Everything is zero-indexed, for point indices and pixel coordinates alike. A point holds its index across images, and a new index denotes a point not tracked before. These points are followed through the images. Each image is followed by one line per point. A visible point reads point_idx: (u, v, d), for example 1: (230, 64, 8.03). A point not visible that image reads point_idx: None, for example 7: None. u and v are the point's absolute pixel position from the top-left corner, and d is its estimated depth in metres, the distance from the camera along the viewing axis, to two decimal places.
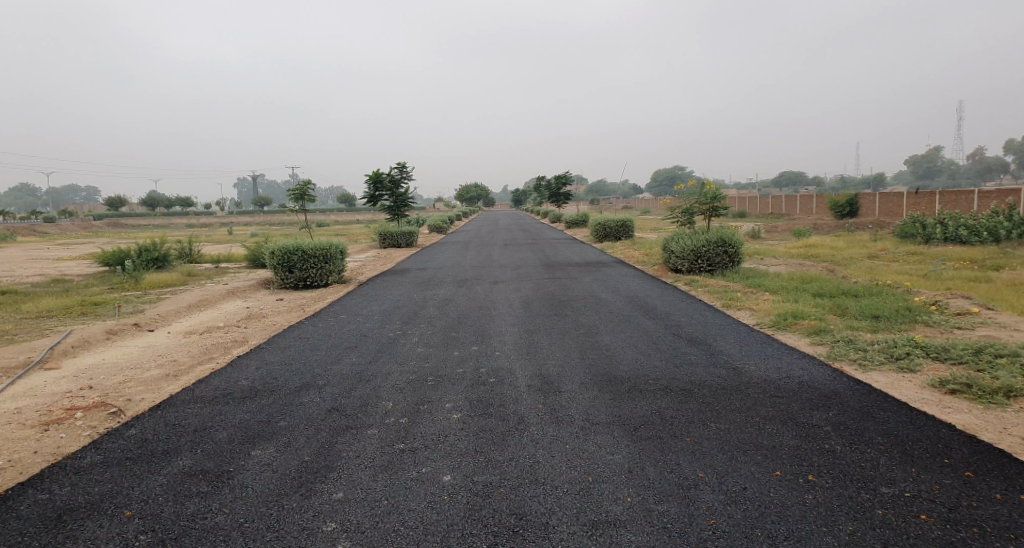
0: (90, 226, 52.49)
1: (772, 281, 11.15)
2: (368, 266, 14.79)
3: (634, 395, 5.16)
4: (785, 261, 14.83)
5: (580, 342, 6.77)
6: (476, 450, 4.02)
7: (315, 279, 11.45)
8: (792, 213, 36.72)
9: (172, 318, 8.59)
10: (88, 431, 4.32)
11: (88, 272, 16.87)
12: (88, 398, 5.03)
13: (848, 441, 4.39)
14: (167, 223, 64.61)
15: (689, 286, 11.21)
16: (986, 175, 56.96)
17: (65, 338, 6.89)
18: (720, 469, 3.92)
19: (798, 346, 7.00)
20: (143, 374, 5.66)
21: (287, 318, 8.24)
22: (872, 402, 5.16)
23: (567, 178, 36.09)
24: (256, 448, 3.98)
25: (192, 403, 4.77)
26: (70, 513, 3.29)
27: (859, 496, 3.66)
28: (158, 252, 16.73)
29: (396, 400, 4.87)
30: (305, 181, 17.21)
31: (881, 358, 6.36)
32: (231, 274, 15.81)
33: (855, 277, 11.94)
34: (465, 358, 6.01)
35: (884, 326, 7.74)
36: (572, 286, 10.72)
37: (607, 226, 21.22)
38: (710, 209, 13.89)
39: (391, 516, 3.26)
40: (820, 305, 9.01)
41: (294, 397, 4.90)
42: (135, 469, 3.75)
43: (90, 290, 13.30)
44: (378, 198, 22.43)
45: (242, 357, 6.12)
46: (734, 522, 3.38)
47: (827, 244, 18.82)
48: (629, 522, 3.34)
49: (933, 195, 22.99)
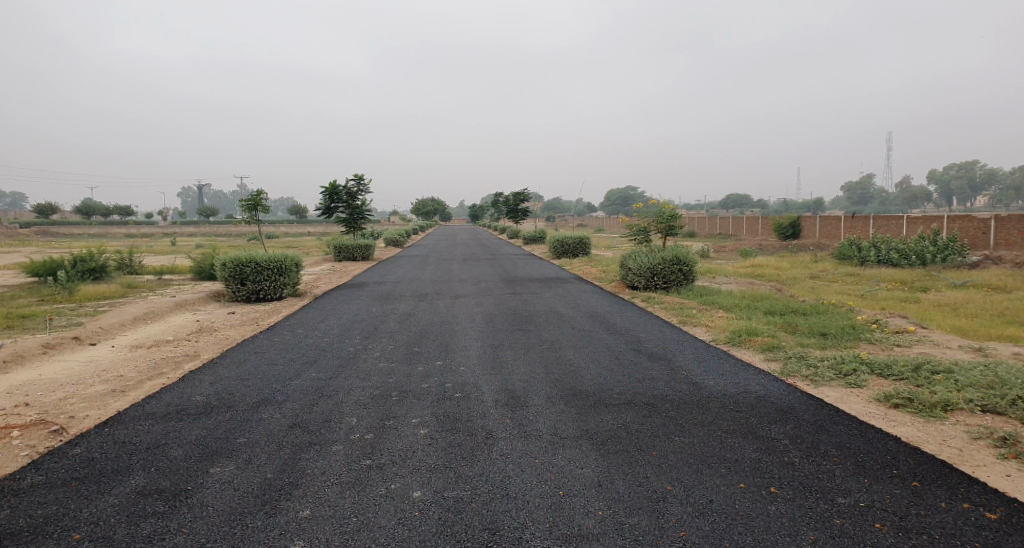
0: (17, 234, 49.63)
1: (724, 299, 11.48)
2: (323, 279, 14.50)
3: (599, 409, 5.21)
4: (735, 280, 15.31)
5: (544, 357, 6.81)
6: (445, 465, 3.97)
7: (268, 292, 11.12)
8: (739, 234, 37.94)
9: (115, 331, 8.18)
10: (27, 450, 4.05)
11: (18, 283, 15.94)
12: (25, 415, 4.72)
13: (805, 453, 4.54)
14: (104, 232, 61.86)
15: (645, 302, 11.44)
16: (914, 203, 60.43)
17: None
18: (687, 482, 3.99)
19: (753, 361, 7.22)
20: (85, 390, 5.35)
21: (240, 331, 7.97)
22: (824, 416, 5.37)
23: (523, 195, 36.37)
24: (214, 465, 3.82)
25: (144, 420, 4.55)
26: (12, 537, 3.08)
27: (819, 507, 3.78)
28: (94, 263, 15.94)
29: (360, 415, 4.77)
30: (257, 191, 16.78)
31: (830, 374, 6.61)
32: (176, 286, 15.21)
33: (800, 296, 12.43)
34: (429, 373, 5.94)
35: (831, 343, 8.07)
36: (532, 301, 10.77)
37: (564, 243, 21.44)
38: (666, 228, 14.24)
39: (361, 534, 3.18)
40: (771, 322, 9.33)
41: (252, 412, 4.74)
42: (83, 489, 3.53)
43: (21, 301, 12.56)
44: (334, 210, 22.04)
45: (193, 372, 5.88)
46: (703, 533, 3.44)
47: (772, 264, 19.56)
48: (602, 535, 3.35)
49: (868, 220, 24.17)
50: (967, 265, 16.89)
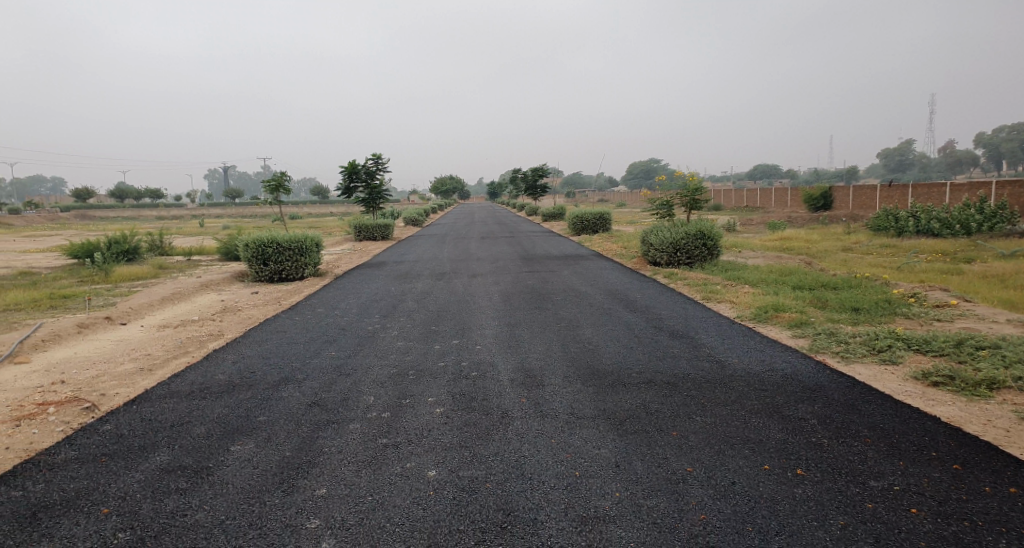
0: (56, 217, 51.02)
1: (750, 274, 11.23)
2: (345, 258, 14.60)
3: (618, 388, 5.13)
4: (762, 254, 14.95)
5: (562, 335, 6.74)
6: (461, 444, 3.94)
7: (290, 271, 11.23)
8: (767, 206, 37.13)
9: (145, 311, 8.31)
10: (62, 426, 4.02)
11: (55, 265, 16.34)
12: (61, 392, 4.71)
13: (834, 434, 4.42)
14: (136, 215, 63.16)
15: (669, 279, 11.24)
16: (957, 168, 58.26)
17: (34, 332, 6.57)
18: (707, 464, 3.91)
19: (781, 338, 7.06)
20: (116, 368, 5.39)
21: (263, 311, 8.06)
22: (856, 395, 5.22)
23: (544, 170, 36.00)
24: (235, 443, 3.80)
25: (170, 398, 4.53)
26: (45, 511, 3.05)
27: (850, 491, 3.67)
28: (128, 244, 16.29)
29: (378, 394, 4.76)
30: (279, 171, 16.86)
31: (863, 350, 6.44)
32: (205, 267, 15.45)
33: (832, 269, 12.09)
34: (446, 352, 5.92)
35: (865, 318, 7.85)
36: (551, 279, 10.68)
37: (585, 219, 21.23)
38: (691, 201, 13.94)
39: (376, 513, 3.16)
40: (799, 297, 9.10)
41: (273, 391, 4.76)
42: (112, 465, 3.50)
43: (58, 283, 12.87)
44: (354, 190, 22.08)
45: (218, 350, 5.94)
46: (725, 517, 3.37)
47: (802, 237, 19.09)
48: (618, 518, 3.30)
49: (908, 187, 23.32)
50: (1016, 234, 16.18)
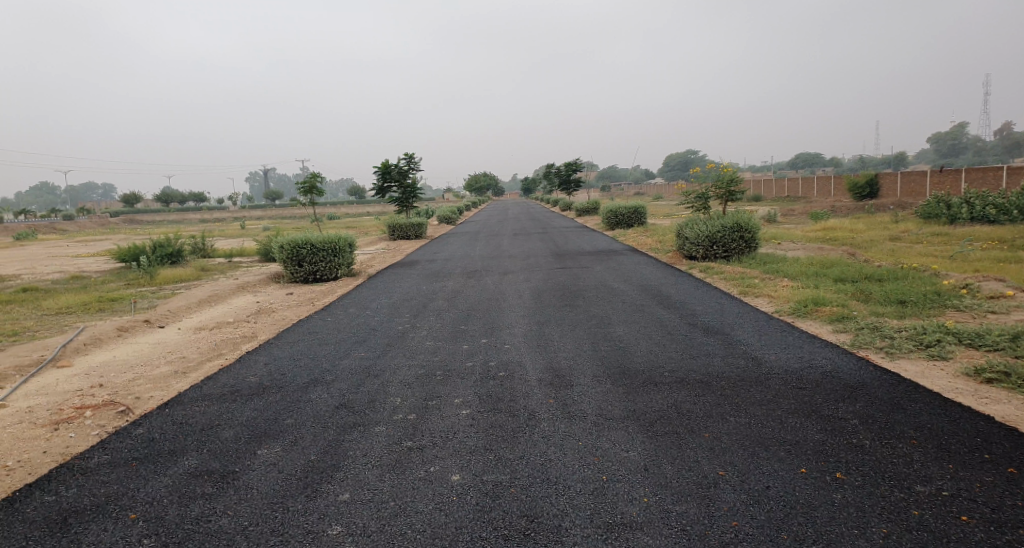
0: (107, 223, 53.03)
1: (790, 267, 10.88)
2: (378, 258, 14.76)
3: (649, 388, 5.01)
4: (803, 246, 14.47)
5: (592, 333, 6.63)
6: (486, 447, 3.89)
7: (324, 272, 11.39)
8: (810, 196, 36.04)
9: (184, 313, 8.53)
10: (97, 430, 4.13)
11: (105, 269, 16.97)
12: (99, 396, 4.85)
13: (877, 435, 4.21)
14: (182, 218, 65.33)
15: (705, 273, 10.98)
16: (1015, 151, 55.46)
17: (77, 336, 6.79)
18: (741, 467, 3.76)
19: (820, 334, 6.81)
20: (152, 371, 5.52)
21: (297, 312, 8.17)
22: (901, 393, 4.97)
23: (578, 165, 35.68)
24: (261, 447, 3.84)
25: (201, 401, 4.61)
26: (75, 516, 3.12)
27: (893, 497, 3.49)
28: (172, 248, 16.79)
29: (405, 395, 4.76)
30: (312, 173, 17.10)
31: (909, 345, 6.15)
32: (245, 268, 15.82)
33: (877, 260, 11.62)
34: (474, 352, 5.89)
35: (912, 311, 7.50)
36: (582, 275, 10.55)
37: (619, 214, 20.95)
38: (726, 193, 13.59)
39: (398, 519, 3.13)
40: (841, 290, 8.76)
41: (301, 393, 4.79)
42: (141, 469, 3.57)
43: (107, 286, 13.35)
44: (387, 190, 22.26)
45: (250, 352, 6.03)
46: (758, 523, 3.23)
47: (847, 227, 18.43)
48: (646, 524, 3.19)
49: (961, 172, 22.26)
50: None
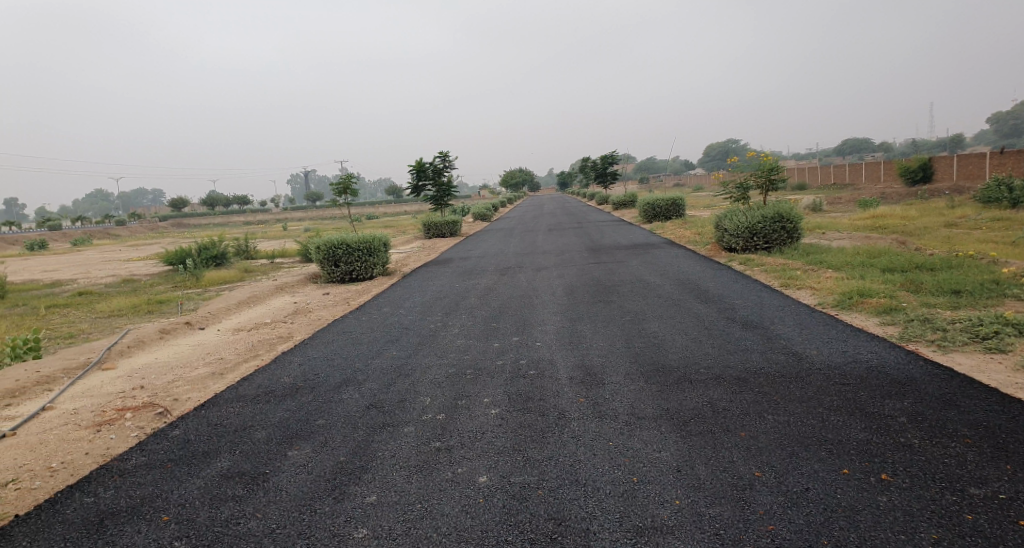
0: (157, 227, 55.00)
1: (834, 257, 10.48)
2: (413, 256, 14.85)
3: (683, 386, 4.87)
4: (850, 235, 13.94)
5: (626, 330, 6.51)
6: (514, 448, 3.84)
7: (360, 272, 11.52)
8: (858, 182, 34.75)
9: (223, 315, 8.75)
10: (136, 431, 4.26)
11: (155, 271, 17.58)
12: (139, 398, 5.00)
13: (926, 434, 3.99)
14: (227, 221, 67.33)
15: (745, 265, 10.67)
16: None
17: (122, 339, 7.02)
18: (779, 468, 3.62)
19: (866, 327, 6.52)
20: (191, 373, 5.66)
21: (332, 312, 8.29)
22: (954, 389, 4.71)
23: (615, 157, 35.22)
24: (292, 448, 3.88)
25: (236, 403, 4.70)
26: (111, 518, 3.21)
27: (943, 500, 3.29)
28: (216, 250, 17.27)
29: (434, 395, 4.75)
30: (348, 173, 17.30)
31: (964, 338, 5.83)
32: (285, 269, 16.15)
33: (929, 248, 11.10)
34: (505, 350, 5.84)
35: (967, 302, 7.12)
36: (617, 270, 10.38)
37: (656, 206, 20.60)
38: (767, 182, 13.18)
39: (424, 522, 3.11)
40: (889, 281, 8.38)
41: (333, 393, 4.84)
42: (176, 471, 3.65)
43: (156, 288, 13.83)
44: (422, 188, 22.39)
45: (286, 353, 6.13)
46: (796, 528, 3.09)
47: (897, 214, 17.69)
48: (677, 528, 3.09)
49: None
50: None
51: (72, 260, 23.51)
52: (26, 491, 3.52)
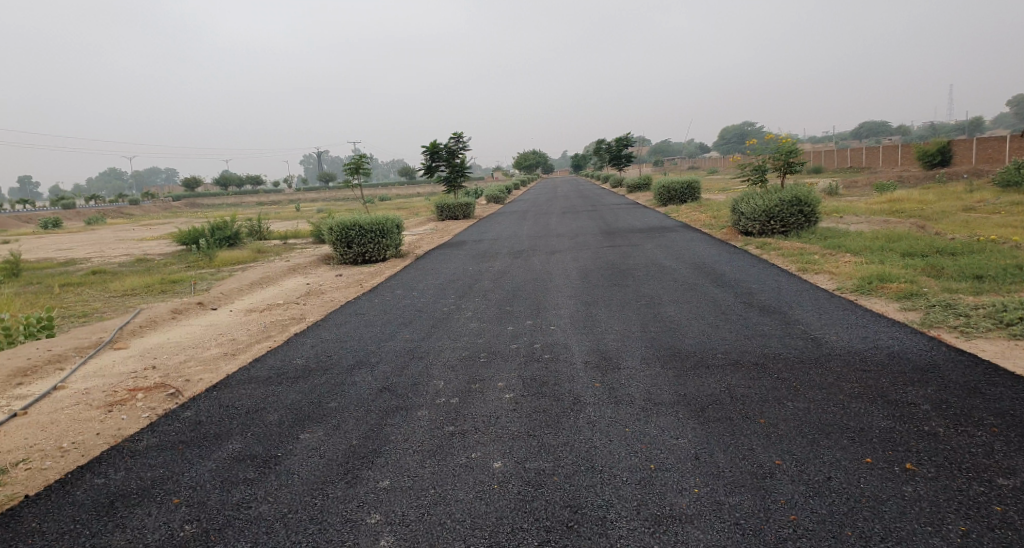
0: (171, 207, 55.34)
1: (853, 241, 10.28)
2: (426, 239, 14.77)
3: (700, 371, 4.78)
4: (867, 218, 13.69)
5: (641, 314, 6.41)
6: (529, 433, 3.78)
7: (373, 253, 11.47)
8: (875, 166, 34.19)
9: (235, 295, 8.73)
10: (147, 412, 4.24)
11: (168, 251, 17.64)
12: (150, 378, 4.99)
13: (952, 421, 3.88)
14: (240, 201, 67.59)
15: (761, 249, 10.50)
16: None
17: (134, 319, 7.03)
18: (800, 456, 3.53)
19: (886, 312, 6.38)
20: (203, 354, 5.65)
21: (344, 293, 8.25)
22: (979, 376, 4.58)
23: (629, 139, 34.82)
24: (305, 431, 3.84)
25: (247, 384, 4.67)
26: (121, 500, 3.19)
27: (970, 490, 3.19)
28: (229, 230, 17.28)
29: (448, 378, 4.69)
30: (360, 154, 17.18)
31: (987, 324, 5.68)
32: (298, 250, 16.14)
33: (949, 233, 10.87)
34: (519, 333, 5.77)
35: (989, 287, 6.96)
36: (632, 253, 10.25)
37: (672, 189, 20.36)
38: (785, 165, 12.92)
39: (437, 508, 3.06)
40: (909, 266, 8.19)
41: (345, 376, 4.79)
42: (187, 453, 3.62)
43: (169, 268, 13.86)
44: (435, 169, 22.22)
45: (298, 334, 6.10)
46: (819, 518, 3.01)
47: (915, 197, 17.38)
48: (696, 518, 3.02)
49: None
50: None
51: (87, 239, 23.63)
52: (35, 472, 3.51)
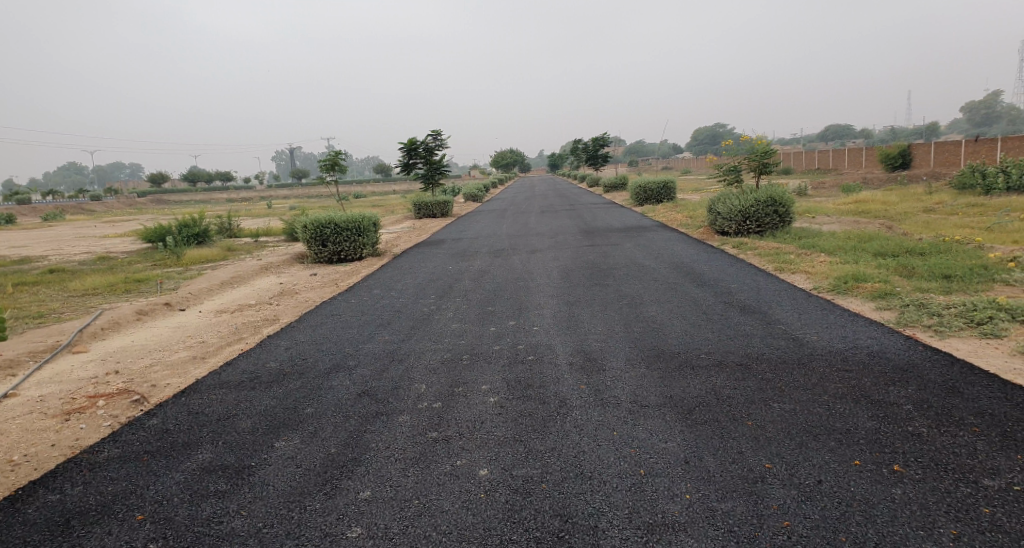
0: (135, 203, 53.71)
1: (827, 241, 10.41)
2: (402, 237, 14.54)
3: (686, 372, 4.73)
4: (837, 218, 13.91)
5: (623, 314, 6.36)
6: (515, 438, 3.67)
7: (348, 252, 11.22)
8: (841, 168, 34.96)
9: (204, 295, 8.43)
10: (109, 420, 4.02)
11: (133, 249, 17.05)
12: (112, 384, 4.75)
13: (935, 422, 3.89)
14: (208, 198, 66.10)
15: (737, 249, 10.56)
16: None
17: (96, 320, 6.72)
18: (789, 459, 3.49)
19: (863, 311, 6.44)
20: (169, 357, 5.40)
21: (319, 293, 8.03)
22: (957, 375, 4.62)
23: (605, 139, 34.93)
24: (280, 439, 3.67)
25: (218, 389, 4.46)
26: (79, 518, 2.99)
27: (959, 492, 3.18)
28: (198, 228, 16.79)
29: (430, 381, 4.56)
30: (335, 150, 16.83)
31: (960, 323, 5.75)
32: (270, 248, 15.75)
33: (916, 233, 11.10)
34: (500, 334, 5.66)
35: (958, 286, 7.08)
36: (611, 253, 10.22)
37: (648, 189, 20.44)
38: (760, 166, 13.03)
39: (422, 520, 2.94)
40: (881, 265, 8.31)
41: (321, 380, 4.62)
42: (153, 465, 3.43)
43: (134, 267, 13.39)
44: (413, 166, 21.93)
45: (271, 336, 5.89)
46: (812, 524, 2.96)
47: (881, 199, 17.79)
48: (689, 525, 2.94)
49: (996, 140, 21.49)
50: None
51: (46, 236, 22.75)
52: None
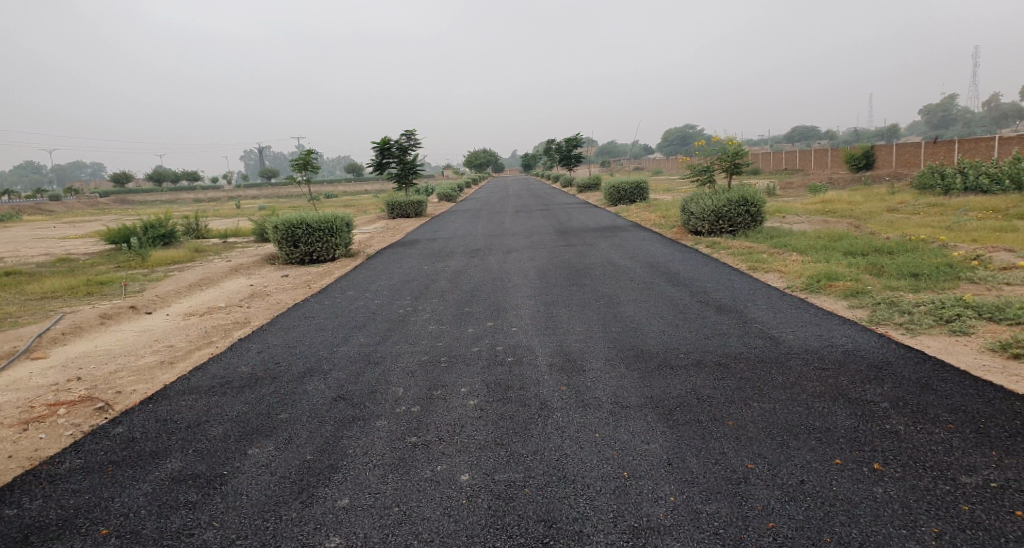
0: (97, 203, 52.15)
1: (797, 240, 10.57)
2: (376, 237, 14.35)
3: (665, 372, 4.72)
4: (806, 218, 14.16)
5: (601, 314, 6.34)
6: (496, 442, 3.61)
7: (321, 253, 11.02)
8: (808, 168, 35.69)
9: (171, 298, 8.17)
10: (71, 429, 3.83)
11: (95, 251, 16.49)
12: (74, 391, 4.54)
13: (911, 419, 3.93)
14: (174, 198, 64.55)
15: (711, 249, 10.65)
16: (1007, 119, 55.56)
17: (56, 325, 6.44)
18: (771, 459, 3.49)
19: (836, 309, 6.52)
20: (135, 362, 5.20)
21: (291, 295, 7.84)
22: (929, 372, 4.69)
23: (579, 139, 35.05)
24: (252, 446, 3.54)
25: (187, 395, 4.30)
26: (39, 534, 2.83)
27: (937, 489, 3.21)
28: (164, 228, 16.32)
29: (408, 385, 4.46)
30: (307, 149, 16.51)
31: (930, 320, 5.87)
32: (239, 249, 15.40)
33: (883, 232, 11.34)
34: (479, 336, 5.58)
35: (926, 284, 7.23)
36: (587, 253, 10.22)
37: (621, 189, 20.54)
38: (732, 166, 13.17)
39: (402, 528, 2.85)
40: (852, 264, 8.46)
41: (296, 384, 4.48)
42: (118, 476, 3.27)
43: (96, 269, 12.93)
44: (385, 165, 21.67)
45: (243, 340, 5.71)
46: (796, 524, 2.96)
47: (847, 199, 18.19)
48: (675, 528, 2.91)
49: (954, 141, 22.19)
50: None
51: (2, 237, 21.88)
52: None
